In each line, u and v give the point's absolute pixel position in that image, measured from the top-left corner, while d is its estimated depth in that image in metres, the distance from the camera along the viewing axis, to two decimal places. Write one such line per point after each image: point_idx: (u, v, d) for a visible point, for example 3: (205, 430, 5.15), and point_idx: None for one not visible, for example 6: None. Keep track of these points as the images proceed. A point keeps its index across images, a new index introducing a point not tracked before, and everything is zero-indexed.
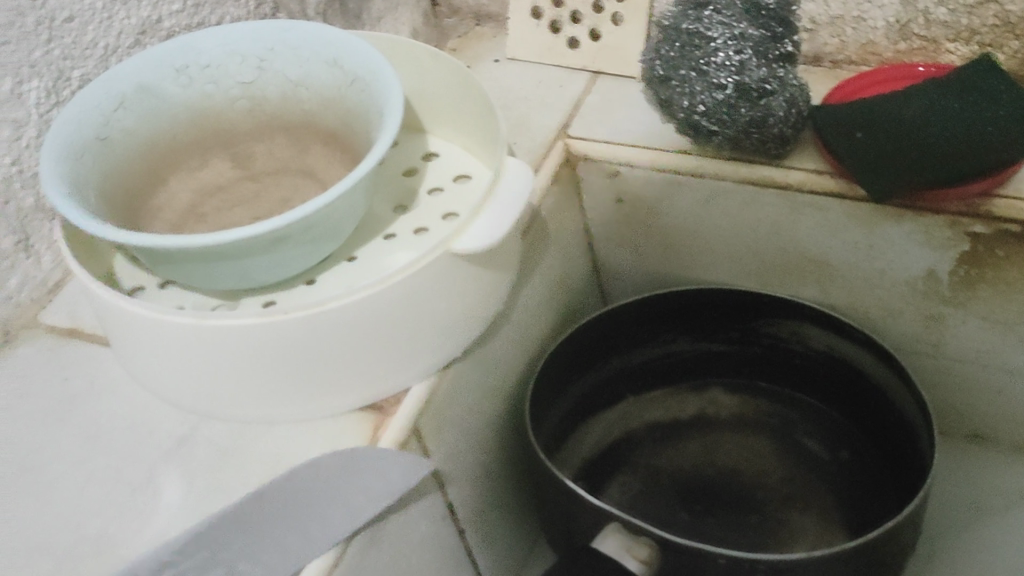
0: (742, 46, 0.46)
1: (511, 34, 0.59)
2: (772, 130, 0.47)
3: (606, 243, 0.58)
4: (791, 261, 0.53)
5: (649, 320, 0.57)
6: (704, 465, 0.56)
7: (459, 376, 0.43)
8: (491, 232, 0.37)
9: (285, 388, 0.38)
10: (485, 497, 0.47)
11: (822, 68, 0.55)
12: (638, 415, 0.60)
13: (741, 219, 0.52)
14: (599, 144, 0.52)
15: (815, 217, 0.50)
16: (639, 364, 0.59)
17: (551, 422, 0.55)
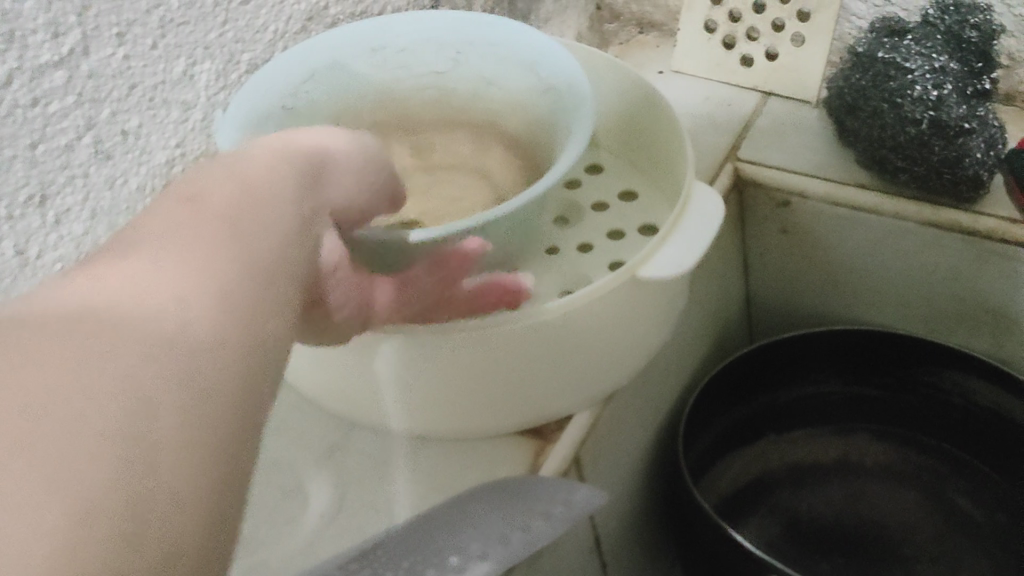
0: (941, 81, 0.44)
1: (680, 46, 0.57)
2: (966, 171, 0.44)
3: (762, 270, 0.57)
4: (964, 310, 0.51)
5: (798, 355, 0.55)
6: (847, 514, 0.54)
7: (618, 407, 0.41)
8: (677, 262, 0.35)
9: (446, 406, 0.36)
10: (630, 529, 0.46)
11: (1014, 108, 0.52)
12: (780, 455, 0.58)
13: (913, 260, 0.50)
14: (773, 171, 0.51)
15: (1000, 267, 0.47)
16: (785, 402, 0.58)
17: (694, 454, 0.53)
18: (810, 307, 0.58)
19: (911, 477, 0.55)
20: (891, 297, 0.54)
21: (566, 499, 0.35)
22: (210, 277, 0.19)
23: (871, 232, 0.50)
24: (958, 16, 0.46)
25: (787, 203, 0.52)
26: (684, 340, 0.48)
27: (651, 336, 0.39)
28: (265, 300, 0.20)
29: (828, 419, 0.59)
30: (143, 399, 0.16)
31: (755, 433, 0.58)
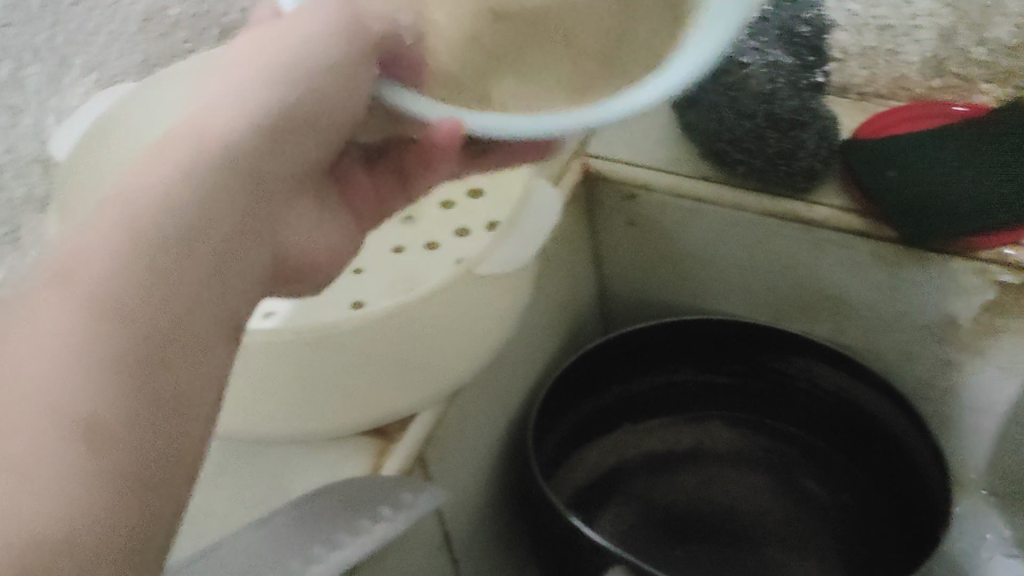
0: (773, 76, 0.47)
1: None
2: (801, 161, 0.47)
3: (614, 267, 0.58)
4: (809, 299, 0.52)
5: (656, 348, 0.56)
6: (700, 501, 0.55)
7: (462, 405, 0.41)
8: (515, 257, 0.37)
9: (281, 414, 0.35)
10: (480, 524, 0.46)
11: (850, 99, 0.51)
12: (632, 444, 0.58)
13: (757, 252, 0.51)
14: (620, 166, 0.51)
15: (836, 255, 0.49)
16: (638, 393, 0.58)
17: (546, 449, 0.53)
18: (663, 301, 0.59)
19: (760, 462, 0.57)
20: (739, 287, 0.55)
21: (398, 500, 0.34)
22: (117, 311, 0.20)
23: (717, 223, 0.51)
24: (792, 10, 0.48)
25: (633, 196, 0.52)
26: (530, 336, 0.48)
27: (493, 331, 0.39)
28: (198, 304, 0.22)
29: (682, 408, 0.60)
30: (55, 476, 0.18)
31: (608, 424, 0.58)
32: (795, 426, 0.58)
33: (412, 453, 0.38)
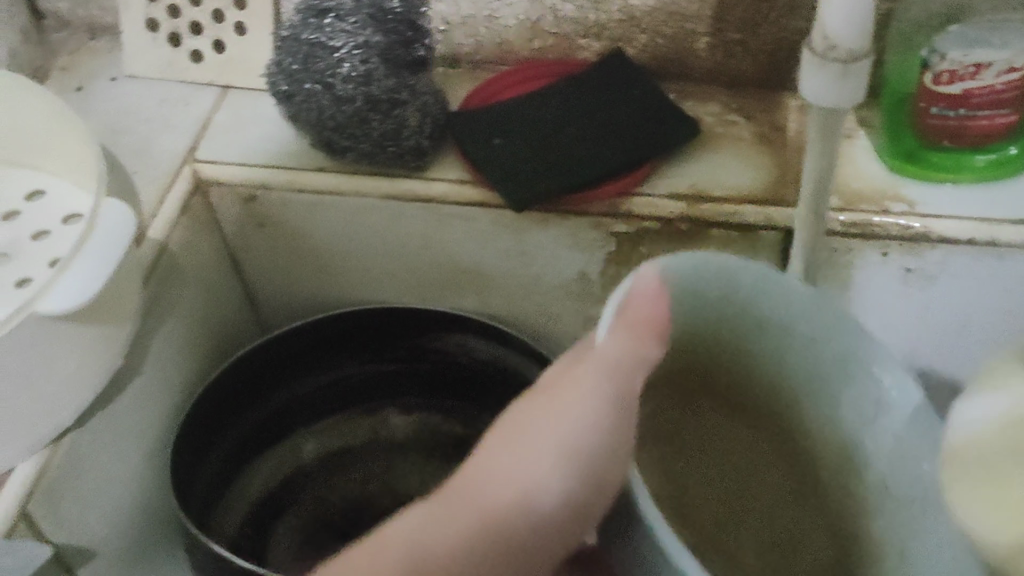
0: (368, 55, 0.48)
1: (125, 49, 0.56)
2: (408, 141, 0.49)
3: (256, 271, 0.57)
4: (448, 275, 0.55)
5: (310, 346, 0.57)
6: (378, 497, 0.58)
7: (78, 444, 0.44)
8: (84, 290, 0.38)
9: None
10: (130, 557, 0.48)
11: (462, 70, 0.57)
12: (310, 447, 0.60)
13: (390, 235, 0.53)
14: (231, 168, 0.52)
15: (464, 227, 0.52)
16: (307, 393, 0.60)
17: (209, 470, 0.54)
18: (313, 298, 0.59)
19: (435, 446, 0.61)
20: (378, 281, 0.57)
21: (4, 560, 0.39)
22: None
23: (341, 216, 0.53)
24: None
25: (253, 197, 0.53)
26: (162, 361, 0.50)
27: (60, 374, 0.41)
28: None
29: (357, 402, 0.62)
30: None
31: (280, 432, 0.59)
32: (447, 399, 0.61)
33: (17, 505, 0.41)
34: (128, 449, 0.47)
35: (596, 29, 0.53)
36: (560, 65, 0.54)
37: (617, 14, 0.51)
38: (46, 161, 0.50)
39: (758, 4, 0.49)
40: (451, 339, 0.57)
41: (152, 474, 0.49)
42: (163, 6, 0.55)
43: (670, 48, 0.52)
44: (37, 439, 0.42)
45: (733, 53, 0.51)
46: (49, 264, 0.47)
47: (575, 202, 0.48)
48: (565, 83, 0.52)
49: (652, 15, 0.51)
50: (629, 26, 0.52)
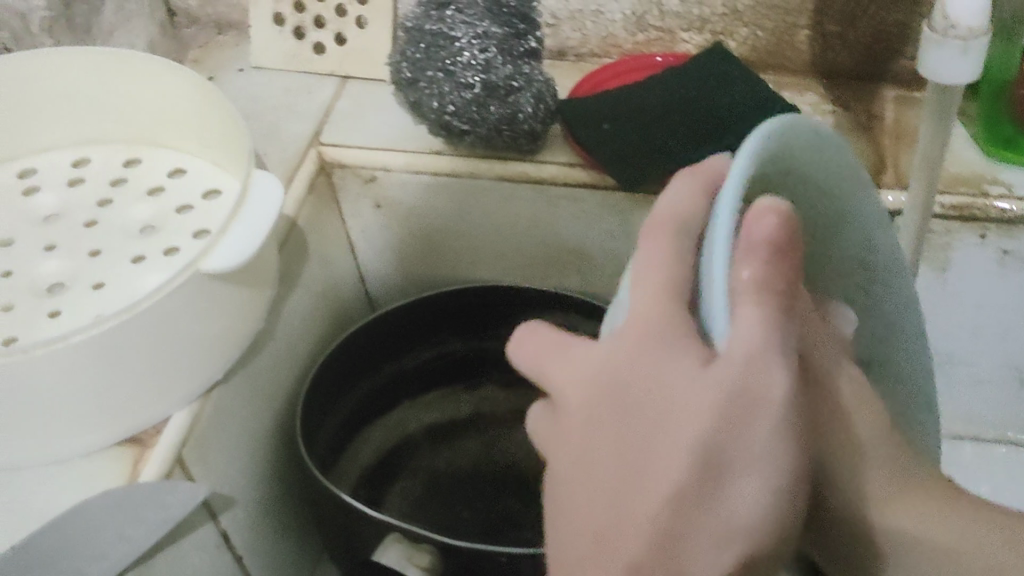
0: (486, 45, 0.52)
1: (253, 42, 0.61)
2: (522, 125, 0.52)
3: (370, 249, 0.61)
4: (552, 254, 0.59)
5: (421, 322, 0.61)
6: (483, 463, 0.61)
7: (222, 400, 0.47)
8: (242, 249, 0.42)
9: (87, 416, 0.41)
10: (261, 510, 0.52)
11: (568, 61, 0.60)
12: (416, 418, 0.64)
13: (499, 215, 0.57)
14: (353, 151, 0.56)
15: (571, 208, 0.55)
16: (412, 367, 0.64)
17: (330, 428, 0.58)
18: (421, 270, 0.63)
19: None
20: (486, 255, 0.61)
21: (165, 501, 0.42)
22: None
23: (454, 196, 0.57)
24: None
25: (373, 179, 0.57)
26: (292, 326, 0.53)
27: (214, 331, 0.44)
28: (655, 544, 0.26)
29: (456, 378, 0.66)
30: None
31: (387, 404, 0.63)
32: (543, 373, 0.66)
33: (172, 453, 0.44)
34: (259, 408, 0.51)
35: (698, 23, 0.56)
36: (664, 56, 0.57)
37: (720, 9, 0.55)
38: (187, 143, 0.55)
39: None
40: (552, 317, 0.61)
41: (279, 428, 0.53)
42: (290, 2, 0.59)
43: (770, 41, 0.56)
44: (189, 392, 0.45)
45: (830, 46, 0.55)
46: (193, 236, 0.50)
47: None
48: (670, 71, 0.55)
49: (754, 9, 0.55)
50: (731, 20, 0.56)
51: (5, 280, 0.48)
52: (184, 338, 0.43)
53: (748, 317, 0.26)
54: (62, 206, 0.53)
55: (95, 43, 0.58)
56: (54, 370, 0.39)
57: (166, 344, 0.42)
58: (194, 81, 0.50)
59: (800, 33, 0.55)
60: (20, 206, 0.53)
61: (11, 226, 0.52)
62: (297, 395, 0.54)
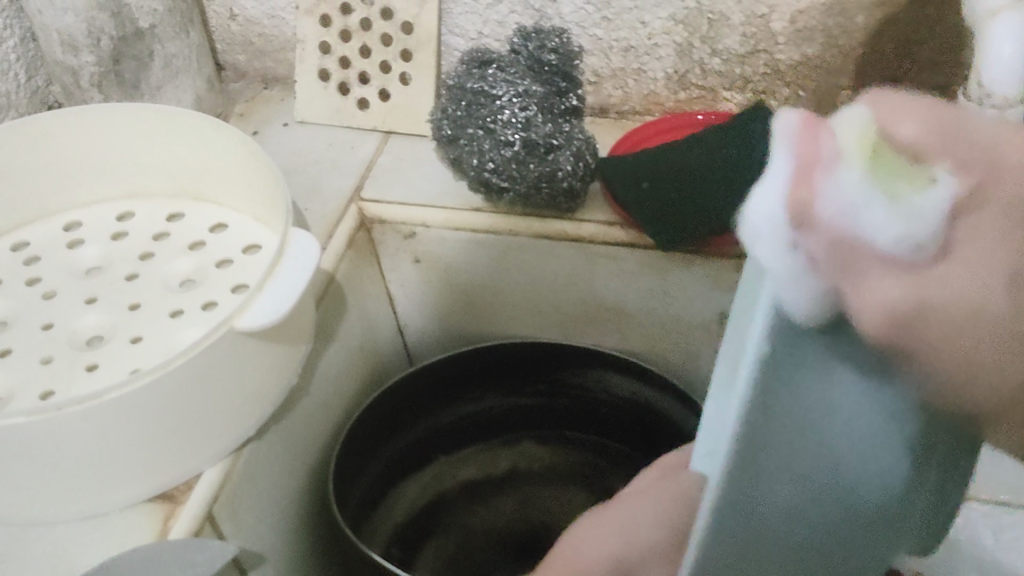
0: (527, 103, 0.52)
1: (298, 97, 0.62)
2: (562, 183, 0.51)
3: (410, 305, 0.62)
4: (590, 312, 0.59)
5: (456, 378, 0.61)
6: (518, 521, 0.61)
7: (255, 456, 0.47)
8: (277, 309, 0.42)
9: (120, 473, 0.42)
10: (293, 569, 0.51)
11: (609, 119, 0.61)
12: (452, 474, 0.64)
13: (538, 271, 0.57)
14: (392, 206, 0.56)
15: (609, 267, 0.55)
16: (449, 424, 0.63)
17: (365, 484, 0.57)
18: (462, 326, 0.64)
19: (572, 477, 0.63)
20: (524, 311, 0.61)
21: (193, 559, 0.42)
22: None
23: (492, 252, 0.56)
24: (538, 43, 0.55)
25: (413, 234, 0.57)
26: (328, 382, 0.53)
27: (247, 388, 0.45)
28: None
29: (495, 434, 0.66)
30: None
31: (423, 460, 0.63)
32: (583, 432, 0.65)
33: (202, 508, 0.44)
34: (291, 465, 0.51)
35: (740, 82, 0.56)
36: (705, 113, 0.57)
37: (762, 68, 0.55)
38: (229, 197, 0.56)
39: (899, 59, 0.52)
40: (589, 374, 0.60)
41: (311, 485, 0.53)
42: (335, 58, 0.60)
43: (812, 101, 0.56)
44: (221, 448, 0.45)
45: None
46: (231, 291, 0.51)
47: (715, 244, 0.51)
48: (711, 127, 0.54)
49: (797, 69, 0.54)
50: (773, 79, 0.56)
51: (44, 333, 0.49)
52: (216, 395, 0.43)
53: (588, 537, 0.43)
54: (104, 258, 0.54)
55: (143, 98, 0.58)
56: (83, 428, 0.39)
57: (199, 400, 0.42)
58: (237, 137, 0.51)
59: (842, 93, 0.55)
60: (63, 259, 0.54)
61: (53, 279, 0.53)
62: (334, 449, 0.54)
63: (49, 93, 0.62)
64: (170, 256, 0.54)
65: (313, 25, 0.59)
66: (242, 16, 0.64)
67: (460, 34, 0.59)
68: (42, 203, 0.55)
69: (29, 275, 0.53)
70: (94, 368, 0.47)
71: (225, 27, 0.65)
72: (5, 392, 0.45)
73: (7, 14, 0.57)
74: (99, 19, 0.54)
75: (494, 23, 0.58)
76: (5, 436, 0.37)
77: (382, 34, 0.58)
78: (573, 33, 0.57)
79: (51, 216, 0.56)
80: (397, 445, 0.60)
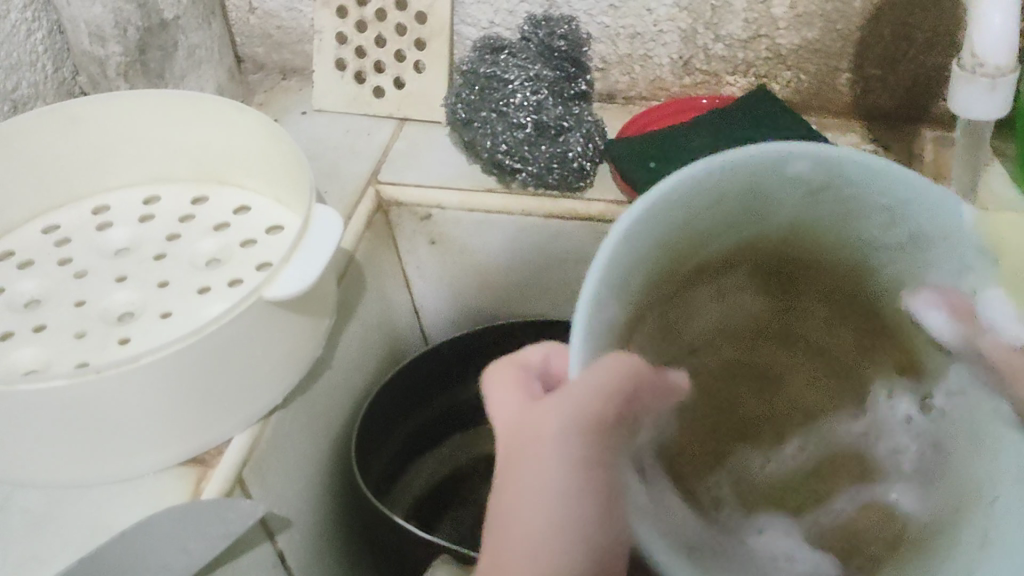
0: (537, 87, 0.55)
1: (316, 86, 0.64)
2: (572, 164, 0.54)
3: (425, 285, 0.64)
4: None
5: (472, 356, 0.63)
6: None
7: (282, 424, 0.50)
8: (301, 281, 0.44)
9: (154, 435, 0.44)
10: (317, 533, 0.53)
11: (616, 104, 0.63)
12: (468, 448, 0.65)
13: (550, 252, 0.59)
14: (409, 189, 0.58)
15: None
16: (466, 401, 0.66)
17: (384, 456, 0.59)
18: (476, 306, 0.66)
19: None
20: (537, 291, 0.63)
21: (224, 517, 0.44)
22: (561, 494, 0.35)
23: (503, 232, 0.59)
24: (547, 29, 0.57)
25: (429, 216, 0.59)
26: (349, 357, 0.55)
27: (274, 356, 0.47)
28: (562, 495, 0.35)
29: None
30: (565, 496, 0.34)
31: (438, 436, 0.65)
32: None
33: (233, 471, 0.46)
34: (315, 434, 0.53)
35: (743, 67, 0.58)
36: (710, 98, 0.59)
37: (763, 52, 0.57)
38: (251, 180, 0.58)
39: (896, 41, 0.54)
40: None
41: (334, 455, 0.55)
42: (352, 47, 0.62)
43: (812, 83, 0.58)
44: (250, 415, 0.47)
45: (871, 89, 0.57)
46: (256, 268, 0.53)
47: None
48: (715, 111, 0.56)
49: (798, 53, 0.57)
50: (775, 63, 0.58)
51: (78, 309, 0.51)
52: (244, 364, 0.45)
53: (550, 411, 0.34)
54: (132, 240, 0.56)
55: (167, 86, 0.60)
56: (121, 392, 0.41)
57: (228, 366, 0.44)
58: (260, 120, 0.53)
59: (841, 75, 0.57)
60: (94, 240, 0.56)
61: (85, 259, 0.55)
62: (355, 421, 0.57)
63: (75, 84, 0.64)
64: (195, 237, 0.56)
65: (330, 16, 0.62)
66: (261, 9, 0.66)
67: (472, 23, 0.62)
68: (72, 188, 0.58)
69: (61, 256, 0.55)
70: (127, 341, 0.49)
71: (244, 20, 0.67)
72: (43, 363, 0.48)
73: (36, 8, 0.60)
74: (125, 10, 0.56)
75: (504, 13, 0.61)
76: (49, 397, 0.40)
77: (397, 24, 0.61)
78: (581, 21, 0.59)
79: (79, 200, 0.59)
80: (416, 420, 0.62)
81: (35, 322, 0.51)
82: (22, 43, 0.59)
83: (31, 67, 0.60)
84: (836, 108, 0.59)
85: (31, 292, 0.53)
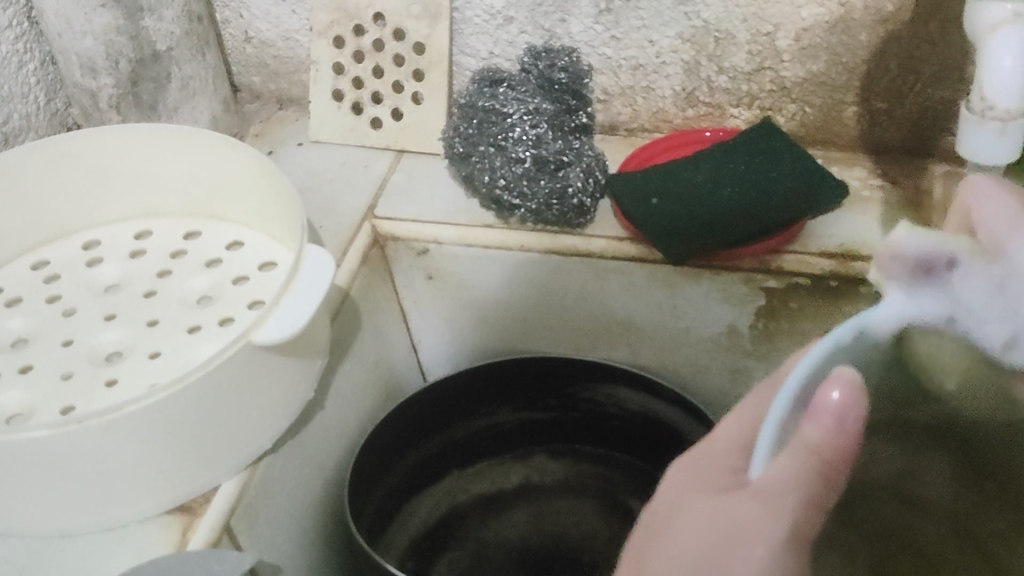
0: (537, 121, 0.54)
1: (312, 118, 0.63)
2: (571, 200, 0.52)
3: (422, 320, 0.62)
4: (601, 327, 0.60)
5: (470, 393, 0.62)
6: (532, 535, 0.61)
7: (272, 469, 0.48)
8: (291, 326, 0.43)
9: (138, 485, 0.42)
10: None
11: (618, 136, 0.62)
12: (465, 489, 0.64)
13: (549, 288, 0.58)
14: (405, 224, 0.57)
15: (620, 282, 0.56)
16: (462, 440, 0.65)
17: (379, 498, 0.58)
18: (474, 341, 0.65)
19: (586, 491, 0.64)
20: (537, 326, 0.62)
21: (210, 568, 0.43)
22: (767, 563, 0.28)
23: (502, 268, 0.57)
24: (547, 62, 0.56)
25: (426, 251, 0.58)
26: (343, 397, 0.54)
27: (263, 402, 0.45)
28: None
29: (506, 449, 0.66)
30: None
31: (434, 477, 0.64)
32: (594, 445, 0.66)
33: (220, 520, 0.45)
34: (306, 478, 0.51)
35: (747, 99, 0.57)
36: (713, 130, 0.58)
37: (768, 85, 0.56)
38: (244, 215, 0.57)
39: (904, 75, 0.53)
40: (602, 390, 0.61)
41: (325, 497, 0.54)
42: (348, 78, 0.61)
43: (818, 116, 0.57)
44: (238, 462, 0.46)
45: (879, 122, 0.56)
46: (248, 307, 0.51)
47: (725, 258, 0.52)
48: (718, 146, 0.55)
49: (803, 86, 0.55)
50: (780, 96, 0.57)
51: (65, 349, 0.50)
52: (232, 410, 0.44)
53: (782, 471, 0.27)
54: (122, 277, 0.55)
55: (160, 118, 0.59)
56: (105, 443, 0.39)
57: (215, 412, 0.43)
58: (253, 156, 0.52)
59: (848, 107, 0.56)
60: (83, 278, 0.55)
61: (74, 296, 0.54)
62: (349, 461, 0.55)
63: (68, 114, 0.63)
64: (187, 274, 0.55)
65: (327, 46, 0.61)
66: (257, 39, 0.65)
67: (471, 54, 0.61)
68: (63, 222, 0.56)
69: (50, 293, 0.54)
70: (114, 384, 0.48)
71: (241, 50, 0.66)
72: (28, 407, 0.46)
73: (28, 38, 0.59)
74: (117, 42, 0.55)
75: (504, 43, 0.59)
76: (31, 449, 0.38)
77: (394, 55, 0.59)
78: (581, 52, 0.58)
79: (69, 235, 0.58)
80: (413, 458, 0.61)
81: (21, 363, 0.49)
82: (13, 75, 0.58)
83: (22, 98, 0.59)
84: (841, 142, 0.58)
85: (19, 331, 0.51)
